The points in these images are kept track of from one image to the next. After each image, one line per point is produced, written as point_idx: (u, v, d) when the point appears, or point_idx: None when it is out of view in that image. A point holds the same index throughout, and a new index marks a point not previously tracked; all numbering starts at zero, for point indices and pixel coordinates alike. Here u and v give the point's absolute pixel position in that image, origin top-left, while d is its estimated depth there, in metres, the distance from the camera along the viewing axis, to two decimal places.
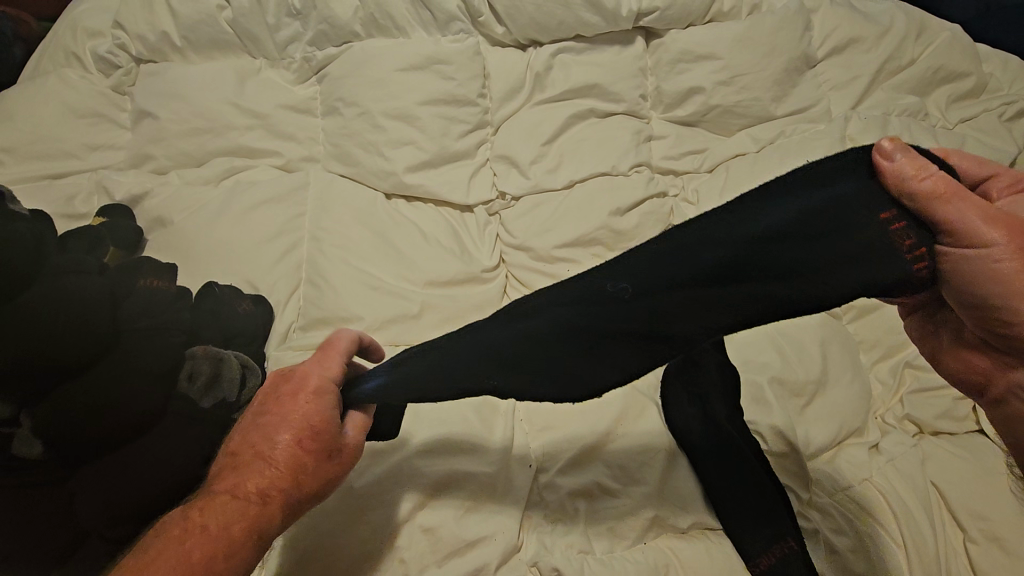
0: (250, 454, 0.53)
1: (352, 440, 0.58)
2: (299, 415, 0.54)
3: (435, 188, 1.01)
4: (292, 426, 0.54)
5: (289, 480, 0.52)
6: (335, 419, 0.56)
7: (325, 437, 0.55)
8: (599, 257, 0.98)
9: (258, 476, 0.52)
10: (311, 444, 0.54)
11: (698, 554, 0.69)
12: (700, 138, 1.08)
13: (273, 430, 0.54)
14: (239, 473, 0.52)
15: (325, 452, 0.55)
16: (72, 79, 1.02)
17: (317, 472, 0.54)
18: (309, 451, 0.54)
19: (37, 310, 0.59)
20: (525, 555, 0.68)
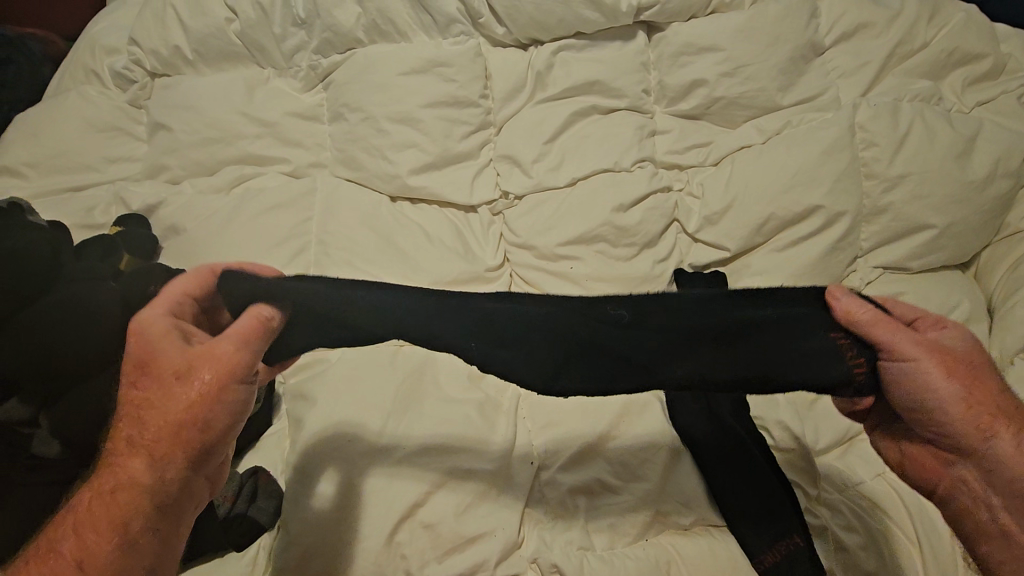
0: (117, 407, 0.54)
1: (205, 350, 0.52)
2: (131, 356, 0.53)
3: (439, 190, 1.02)
4: (130, 368, 0.53)
5: (138, 417, 0.51)
6: (164, 347, 0.53)
7: (161, 366, 0.52)
8: (602, 254, 0.98)
9: (119, 426, 0.53)
10: (147, 375, 0.52)
11: (701, 553, 0.69)
12: (704, 131, 1.07)
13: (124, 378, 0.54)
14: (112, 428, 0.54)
15: (166, 378, 0.51)
16: (92, 95, 1.07)
17: (159, 406, 0.51)
18: (148, 383, 0.52)
19: (52, 317, 0.63)
20: (526, 551, 0.69)
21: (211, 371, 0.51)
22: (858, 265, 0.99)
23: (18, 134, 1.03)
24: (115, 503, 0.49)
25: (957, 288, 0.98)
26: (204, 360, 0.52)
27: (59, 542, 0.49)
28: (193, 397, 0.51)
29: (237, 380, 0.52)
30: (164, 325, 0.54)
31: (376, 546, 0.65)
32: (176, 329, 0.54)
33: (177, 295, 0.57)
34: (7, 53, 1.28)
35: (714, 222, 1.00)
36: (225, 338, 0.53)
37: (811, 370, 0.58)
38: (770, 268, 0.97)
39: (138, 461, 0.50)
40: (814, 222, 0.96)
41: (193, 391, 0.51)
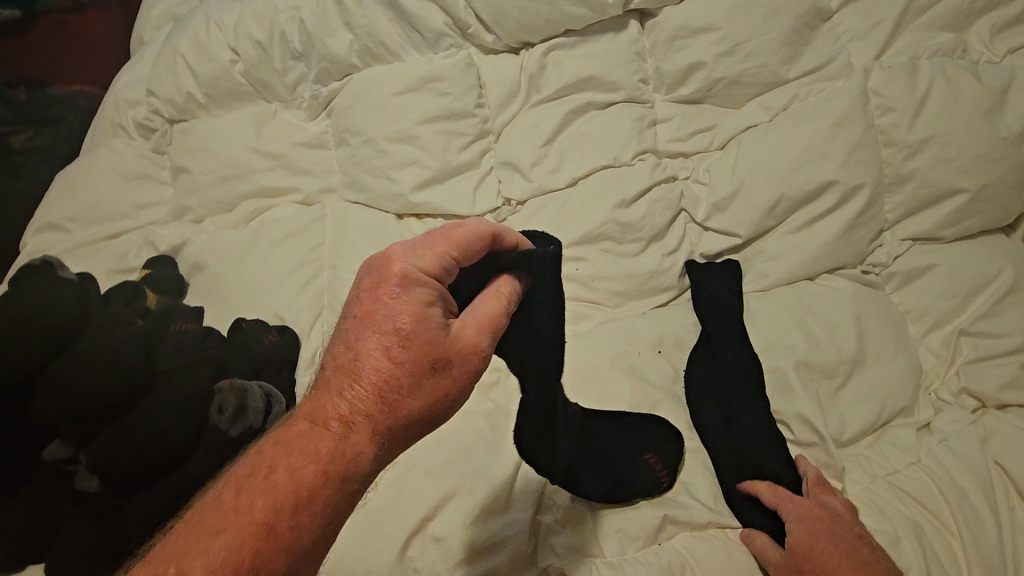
0: (336, 371, 0.49)
1: (461, 342, 0.50)
2: (381, 317, 0.48)
3: (441, 204, 1.03)
4: (374, 334, 0.48)
5: (379, 396, 0.47)
6: (431, 320, 0.49)
7: (415, 348, 0.48)
8: (609, 252, 0.97)
9: (339, 396, 0.47)
10: (403, 354, 0.48)
11: (715, 554, 0.68)
12: (708, 115, 1.04)
13: (356, 341, 0.48)
14: (325, 396, 0.48)
15: (418, 362, 0.48)
16: (120, 148, 1.15)
17: (418, 387, 0.48)
18: (403, 362, 0.47)
19: (80, 361, 0.69)
20: (538, 561, 0.68)
21: (466, 368, 0.50)
22: (885, 239, 0.93)
23: (59, 192, 1.12)
24: (329, 495, 0.45)
25: (999, 254, 0.90)
26: (464, 355, 0.50)
27: (244, 526, 0.42)
28: (445, 393, 0.49)
29: (472, 380, 0.51)
30: (430, 294, 0.49)
31: (389, 560, 0.66)
32: (438, 300, 0.50)
33: (447, 252, 0.51)
34: (56, 111, 1.38)
35: (723, 208, 0.96)
36: (479, 333, 0.51)
37: (642, 482, 0.73)
38: (785, 251, 0.93)
39: (360, 452, 0.46)
40: (829, 199, 0.92)
41: (447, 383, 0.49)
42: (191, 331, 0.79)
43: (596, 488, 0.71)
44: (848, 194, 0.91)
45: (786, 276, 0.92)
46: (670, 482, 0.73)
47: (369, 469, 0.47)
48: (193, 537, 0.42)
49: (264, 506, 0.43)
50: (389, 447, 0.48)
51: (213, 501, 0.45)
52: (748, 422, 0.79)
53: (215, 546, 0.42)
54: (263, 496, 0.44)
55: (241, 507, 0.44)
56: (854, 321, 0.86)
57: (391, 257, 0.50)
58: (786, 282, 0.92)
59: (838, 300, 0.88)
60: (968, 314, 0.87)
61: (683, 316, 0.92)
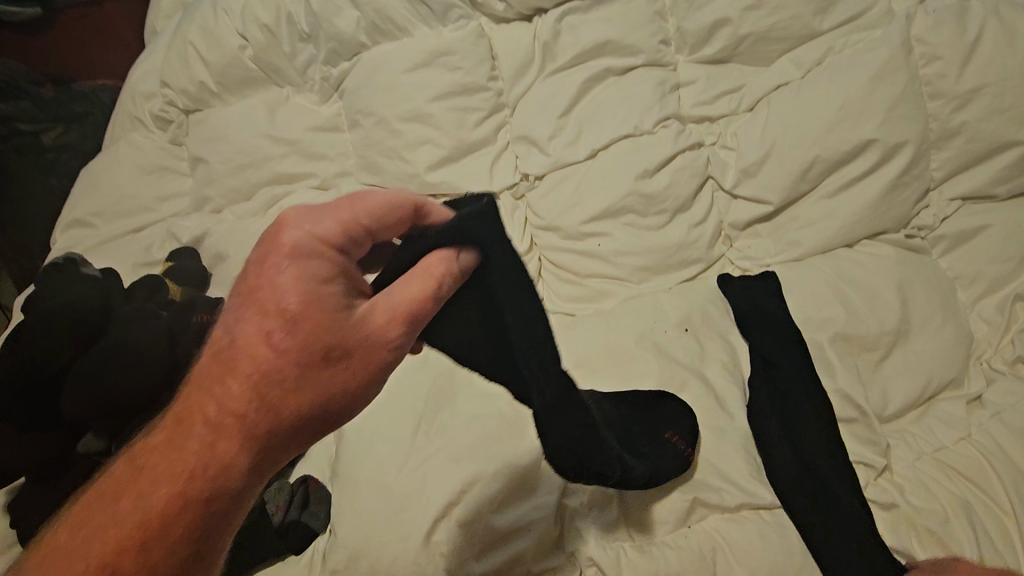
0: (215, 356, 0.47)
1: (359, 328, 0.46)
2: (263, 299, 0.46)
3: (456, 182, 1.00)
4: (254, 319, 0.46)
5: (256, 387, 0.45)
6: (317, 300, 0.46)
7: (296, 338, 0.45)
8: (632, 225, 0.93)
9: (217, 384, 0.46)
10: (283, 339, 0.45)
11: (749, 537, 0.65)
12: (735, 75, 0.97)
13: (236, 324, 0.46)
14: (205, 382, 0.46)
15: (299, 352, 0.45)
16: (139, 141, 1.16)
17: (299, 377, 0.45)
18: (282, 350, 0.45)
19: (105, 356, 0.70)
20: (565, 543, 0.68)
21: (362, 363, 0.47)
22: (930, 199, 0.87)
23: (84, 188, 1.14)
24: (207, 491, 0.44)
25: None
26: (362, 345, 0.46)
27: (121, 527, 0.43)
28: (336, 383, 0.46)
29: (373, 369, 0.47)
30: (322, 270, 0.47)
31: (415, 545, 0.66)
32: (334, 277, 0.47)
33: (344, 223, 0.49)
34: (85, 107, 1.38)
35: (753, 173, 0.91)
36: (383, 319, 0.47)
37: (668, 461, 0.69)
38: (820, 217, 0.87)
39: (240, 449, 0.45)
40: (869, 158, 0.85)
41: (336, 371, 0.46)
42: (213, 323, 0.79)
43: (648, 474, 0.66)
44: (890, 152, 0.84)
45: (821, 243, 0.87)
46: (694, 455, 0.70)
47: (250, 467, 0.45)
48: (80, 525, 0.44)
49: (141, 504, 0.44)
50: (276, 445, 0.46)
51: (102, 489, 0.46)
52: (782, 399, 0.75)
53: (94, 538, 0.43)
54: (143, 487, 0.45)
55: (122, 505, 0.44)
56: (896, 290, 0.81)
57: (283, 227, 0.47)
58: (821, 250, 0.87)
59: (878, 267, 0.83)
60: None
61: (715, 288, 0.87)
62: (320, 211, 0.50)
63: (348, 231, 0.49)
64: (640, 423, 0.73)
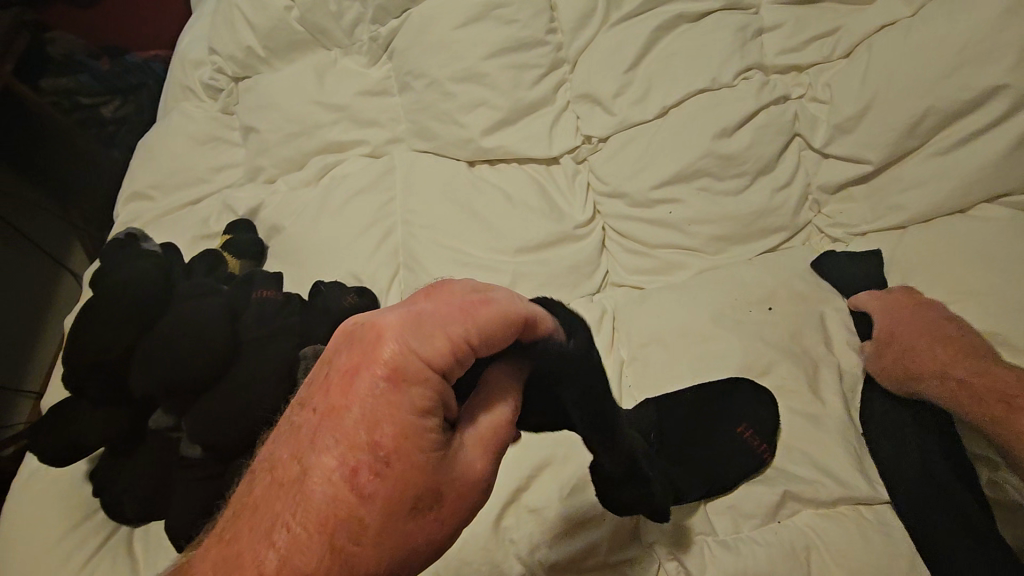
0: (263, 502, 0.34)
1: (462, 473, 0.37)
2: (342, 434, 0.33)
3: (514, 146, 0.94)
4: (327, 458, 0.33)
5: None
6: (419, 439, 0.34)
7: (381, 492, 0.33)
8: (707, 190, 0.85)
9: (265, 550, 0.33)
10: (371, 491, 0.33)
11: (848, 535, 0.59)
12: (828, 17, 0.86)
13: (301, 463, 0.34)
14: (246, 543, 0.33)
15: (386, 510, 0.33)
16: (191, 111, 1.15)
17: (389, 544, 0.34)
18: (371, 511, 0.33)
19: (168, 334, 0.69)
20: (645, 537, 0.63)
21: (451, 518, 0.36)
22: None
23: (141, 160, 1.14)
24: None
25: None
26: (461, 491, 0.37)
27: None
28: (430, 544, 0.36)
29: (468, 517, 0.38)
30: (429, 397, 0.35)
31: (483, 529, 0.64)
32: (442, 405, 0.36)
33: (461, 332, 0.36)
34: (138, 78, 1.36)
35: (849, 129, 0.81)
36: (484, 454, 0.38)
37: (736, 463, 0.66)
38: (928, 178, 0.77)
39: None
40: (996, 108, 0.72)
41: (433, 530, 0.36)
42: (271, 299, 0.78)
43: (700, 482, 0.65)
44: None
45: (928, 207, 0.77)
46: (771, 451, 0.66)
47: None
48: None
49: None
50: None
51: None
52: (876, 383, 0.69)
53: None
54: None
55: None
56: (1023, 261, 0.70)
57: (382, 332, 0.34)
58: (926, 216, 0.77)
59: (998, 234, 0.72)
60: None
61: (803, 260, 0.78)
62: (425, 303, 0.37)
63: (468, 344, 0.36)
64: (694, 421, 0.72)
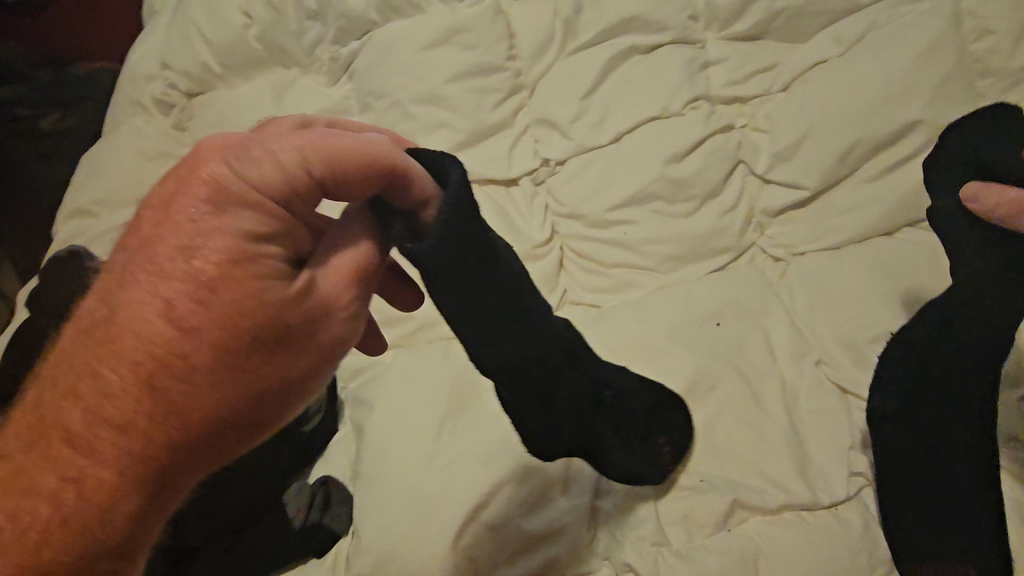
0: (100, 339, 0.37)
1: (305, 300, 0.40)
2: (175, 269, 0.38)
3: (475, 168, 0.96)
4: (162, 299, 0.37)
5: (147, 390, 0.36)
6: (242, 261, 0.38)
7: (213, 322, 0.37)
8: (659, 212, 0.89)
9: (95, 384, 0.37)
10: (194, 316, 0.37)
11: (794, 541, 0.62)
12: (768, 52, 0.91)
13: (132, 303, 0.38)
14: (87, 374, 0.37)
15: (222, 344, 0.38)
16: (140, 125, 1.11)
17: (225, 369, 0.38)
18: (194, 331, 0.37)
19: None
20: (597, 548, 0.66)
21: (298, 351, 0.40)
22: None
23: (86, 175, 1.10)
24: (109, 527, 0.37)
25: None
26: (303, 321, 0.40)
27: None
28: (274, 366, 0.40)
29: (322, 347, 0.42)
30: (251, 223, 0.39)
31: (441, 550, 0.64)
32: (269, 234, 0.40)
33: (291, 162, 0.40)
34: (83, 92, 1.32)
35: (788, 157, 0.86)
36: (336, 287, 0.42)
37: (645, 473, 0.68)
38: (860, 203, 0.83)
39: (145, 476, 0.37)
40: (915, 141, 0.81)
41: (275, 357, 0.39)
42: None
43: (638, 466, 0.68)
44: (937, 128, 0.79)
45: (862, 228, 0.82)
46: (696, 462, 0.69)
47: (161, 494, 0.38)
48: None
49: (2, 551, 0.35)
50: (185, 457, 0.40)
51: None
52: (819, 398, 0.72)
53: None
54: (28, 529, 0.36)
55: None
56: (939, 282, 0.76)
57: (201, 160, 0.39)
58: (859, 238, 0.82)
59: (918, 256, 0.79)
60: None
61: (752, 282, 0.81)
62: (254, 140, 0.41)
63: (292, 175, 0.40)
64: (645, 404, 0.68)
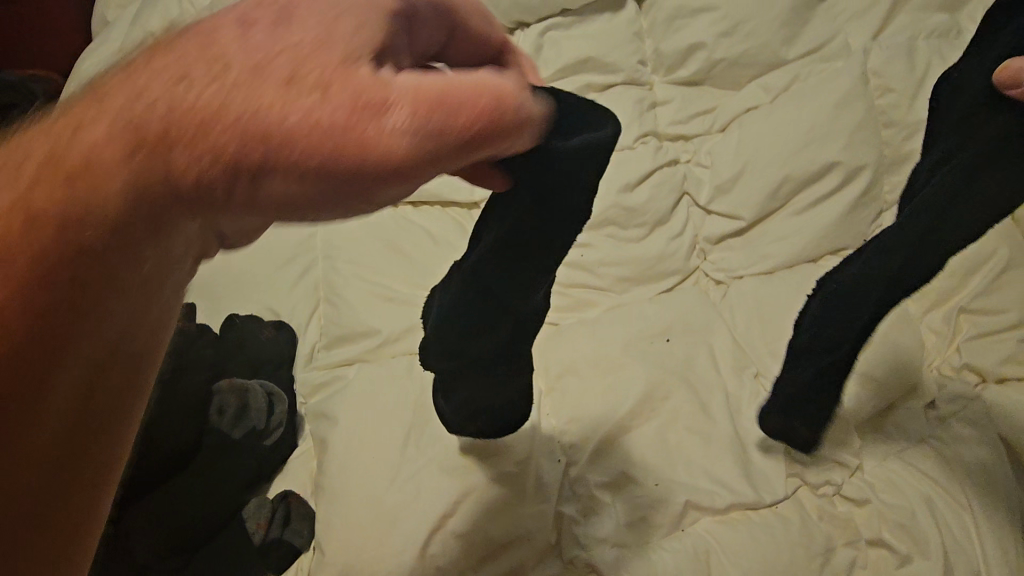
0: (139, 63, 0.31)
1: (371, 73, 0.30)
2: (222, 19, 0.31)
3: (438, 189, 0.97)
4: (192, 50, 0.30)
5: (155, 117, 0.29)
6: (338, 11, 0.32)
7: (226, 78, 0.29)
8: (613, 236, 0.95)
9: (101, 113, 0.30)
10: (256, 42, 0.30)
11: (739, 536, 0.68)
12: (708, 97, 1.02)
13: (166, 49, 0.31)
14: (93, 98, 0.31)
15: (234, 95, 0.29)
16: None
17: (243, 109, 0.29)
18: (245, 57, 0.30)
19: None
20: (562, 553, 0.69)
21: (322, 138, 0.29)
22: (885, 219, 0.92)
23: None
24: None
25: (999, 232, 0.89)
26: (355, 92, 0.30)
27: None
28: (299, 136, 0.29)
29: (357, 144, 0.29)
30: None
31: (408, 560, 0.66)
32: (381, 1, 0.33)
33: None
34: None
35: (726, 190, 0.96)
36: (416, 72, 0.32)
37: (493, 418, 0.66)
38: (789, 233, 0.92)
39: (51, 243, 0.28)
40: (833, 179, 0.91)
41: (302, 123, 0.29)
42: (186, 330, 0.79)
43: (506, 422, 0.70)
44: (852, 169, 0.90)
45: (791, 255, 0.91)
46: (655, 467, 0.73)
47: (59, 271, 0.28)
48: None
49: None
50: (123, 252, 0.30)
51: None
52: (757, 407, 0.78)
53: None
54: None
55: None
56: None
57: None
58: (789, 264, 0.91)
59: None
60: (966, 292, 0.87)
61: (699, 301, 0.87)
62: None
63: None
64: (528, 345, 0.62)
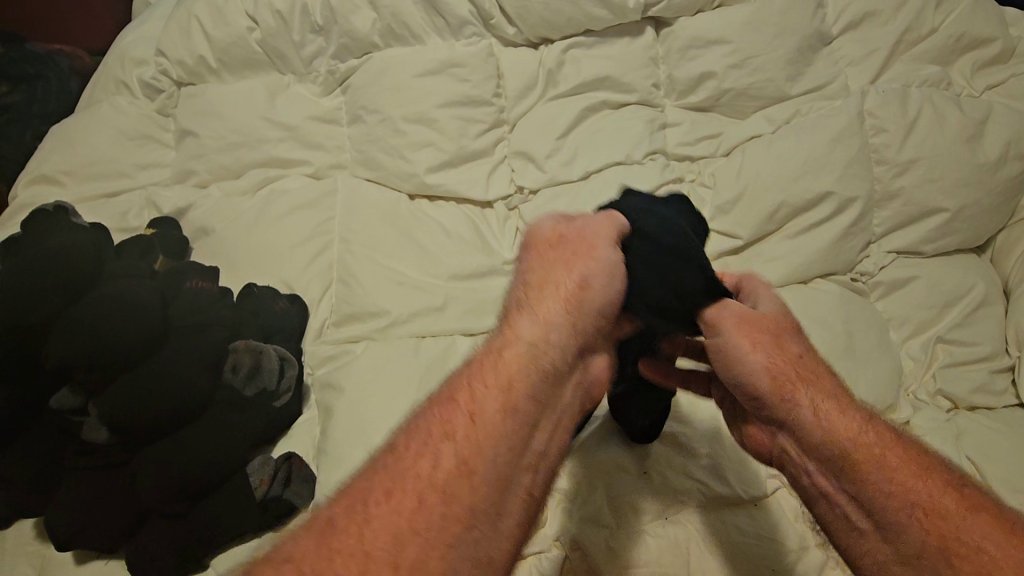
0: (523, 338, 0.49)
1: (606, 302, 0.52)
2: (540, 275, 0.52)
3: (455, 187, 1.02)
4: (534, 320, 0.50)
5: (538, 404, 0.47)
6: (583, 271, 0.52)
7: (554, 301, 0.50)
8: None
9: (505, 401, 0.46)
10: (565, 320, 0.50)
11: (717, 528, 0.73)
12: (715, 123, 1.08)
13: (512, 328, 0.49)
14: (491, 378, 0.47)
15: (563, 380, 0.49)
16: (122, 106, 1.13)
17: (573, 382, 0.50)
18: (563, 334, 0.49)
19: (94, 312, 0.69)
20: (548, 530, 0.73)
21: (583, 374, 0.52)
22: (871, 250, 0.98)
23: (54, 144, 1.09)
24: (461, 514, 0.42)
25: (973, 270, 0.97)
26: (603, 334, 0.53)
27: (371, 549, 0.39)
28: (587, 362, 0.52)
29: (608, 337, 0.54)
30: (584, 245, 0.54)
31: None
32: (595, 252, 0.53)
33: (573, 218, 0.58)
34: (37, 68, 1.24)
35: (727, 211, 1.00)
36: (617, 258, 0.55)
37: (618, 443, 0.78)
38: (781, 255, 0.97)
39: (500, 471, 0.44)
40: (826, 208, 0.97)
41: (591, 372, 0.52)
42: (207, 290, 0.83)
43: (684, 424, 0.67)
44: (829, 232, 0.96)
45: (783, 277, 0.96)
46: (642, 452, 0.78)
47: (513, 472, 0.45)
48: (298, 552, 0.40)
49: (386, 540, 0.40)
50: (512, 475, 0.44)
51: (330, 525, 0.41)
52: None
53: (321, 551, 0.40)
54: (383, 507, 0.41)
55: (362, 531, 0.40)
56: (843, 323, 0.91)
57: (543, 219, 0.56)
58: (780, 284, 0.96)
59: (830, 302, 0.93)
60: (945, 322, 0.93)
61: None
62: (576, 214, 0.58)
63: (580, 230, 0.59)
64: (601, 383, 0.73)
